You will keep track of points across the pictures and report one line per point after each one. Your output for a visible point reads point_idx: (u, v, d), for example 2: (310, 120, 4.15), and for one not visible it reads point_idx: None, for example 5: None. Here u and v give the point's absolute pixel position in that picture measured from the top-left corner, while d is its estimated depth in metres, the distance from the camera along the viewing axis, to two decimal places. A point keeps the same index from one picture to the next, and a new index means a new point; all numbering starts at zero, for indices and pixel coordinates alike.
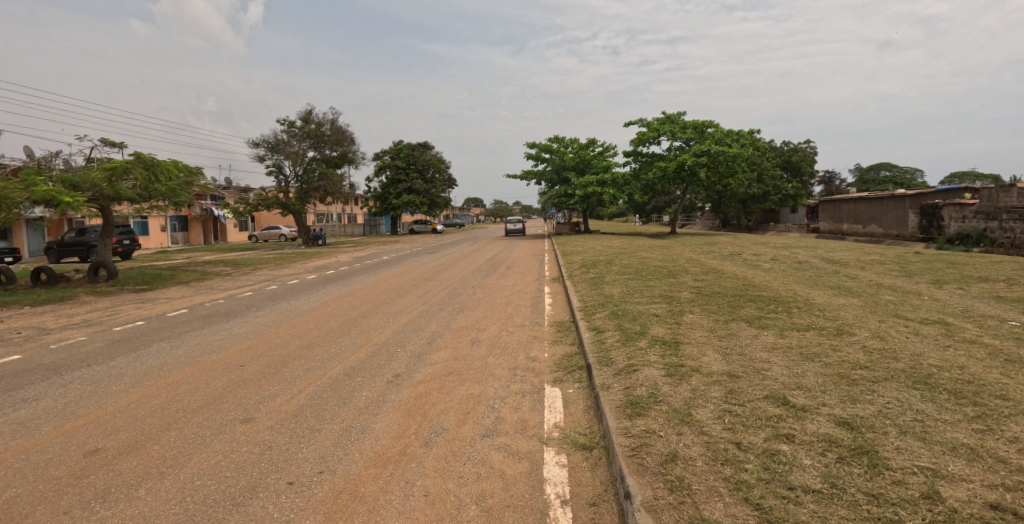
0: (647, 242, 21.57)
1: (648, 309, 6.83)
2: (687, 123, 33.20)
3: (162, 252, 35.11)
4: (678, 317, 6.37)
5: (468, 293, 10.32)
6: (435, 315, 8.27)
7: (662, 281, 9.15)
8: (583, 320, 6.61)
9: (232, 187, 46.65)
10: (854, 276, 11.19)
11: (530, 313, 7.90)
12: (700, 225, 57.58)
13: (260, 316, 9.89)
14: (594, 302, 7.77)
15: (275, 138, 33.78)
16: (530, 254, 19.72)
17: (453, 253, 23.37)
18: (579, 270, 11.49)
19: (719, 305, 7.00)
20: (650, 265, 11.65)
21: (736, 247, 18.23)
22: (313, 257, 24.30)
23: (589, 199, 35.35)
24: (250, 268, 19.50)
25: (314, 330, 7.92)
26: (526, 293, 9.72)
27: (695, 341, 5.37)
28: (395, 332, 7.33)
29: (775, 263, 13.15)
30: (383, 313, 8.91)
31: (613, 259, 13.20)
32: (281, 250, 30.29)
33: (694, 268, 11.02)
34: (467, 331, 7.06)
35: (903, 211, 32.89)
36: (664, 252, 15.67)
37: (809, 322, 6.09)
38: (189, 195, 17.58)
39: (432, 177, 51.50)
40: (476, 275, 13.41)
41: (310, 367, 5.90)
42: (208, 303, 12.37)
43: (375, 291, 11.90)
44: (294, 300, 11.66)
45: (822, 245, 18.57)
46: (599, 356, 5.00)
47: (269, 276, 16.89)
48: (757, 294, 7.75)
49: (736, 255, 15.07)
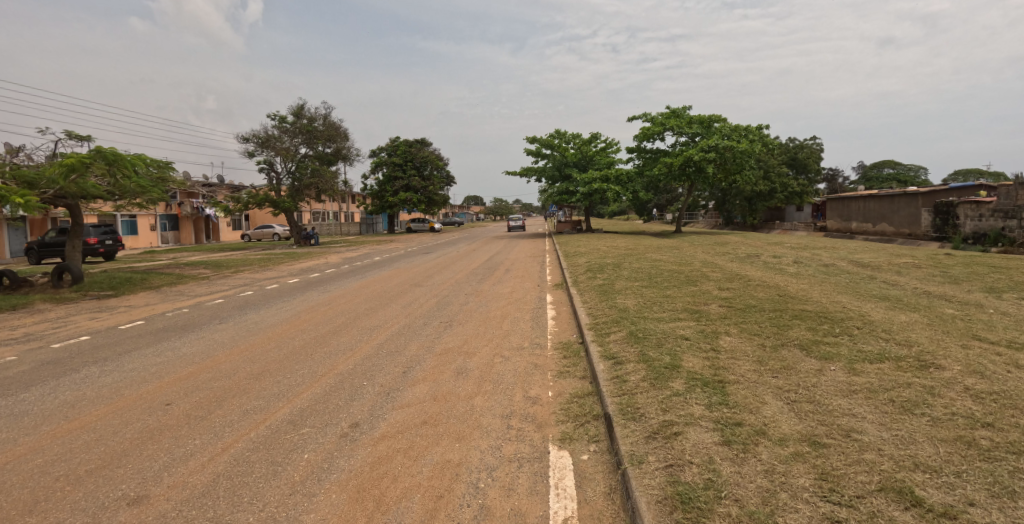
0: (655, 242, 20.16)
1: (675, 330, 5.57)
2: (693, 118, 31.79)
3: (150, 252, 33.79)
4: (714, 342, 5.12)
5: (460, 303, 9.00)
6: (419, 332, 6.99)
7: (683, 291, 7.86)
8: (595, 345, 5.32)
9: (224, 184, 45.29)
10: (894, 282, 9.86)
11: (529, 332, 6.58)
12: (704, 224, 56.15)
13: (222, 330, 8.63)
14: (606, 318, 6.46)
15: (265, 133, 32.37)
16: (530, 255, 18.41)
17: (449, 253, 22.09)
18: (584, 276, 10.18)
19: (758, 324, 5.75)
20: (665, 270, 10.34)
21: (751, 248, 16.94)
22: (301, 258, 22.98)
23: (591, 197, 34.00)
24: (231, 271, 18.14)
25: (272, 351, 6.66)
26: (525, 304, 8.41)
27: (745, 380, 4.11)
28: (366, 356, 6.07)
29: (801, 267, 11.80)
30: (359, 328, 7.64)
31: (622, 262, 11.91)
32: (271, 250, 28.93)
33: (716, 275, 9.70)
34: (453, 356, 5.77)
35: (915, 209, 31.61)
36: (675, 253, 14.39)
37: (881, 352, 4.82)
38: (162, 193, 16.24)
39: (429, 174, 50.09)
40: (470, 280, 12.05)
41: (248, 410, 4.71)
42: (171, 312, 11.09)
43: (356, 298, 10.61)
44: (265, 309, 10.40)
45: (843, 245, 17.28)
46: (622, 403, 3.73)
47: (247, 280, 15.56)
48: (800, 308, 6.46)
49: (755, 258, 13.70)
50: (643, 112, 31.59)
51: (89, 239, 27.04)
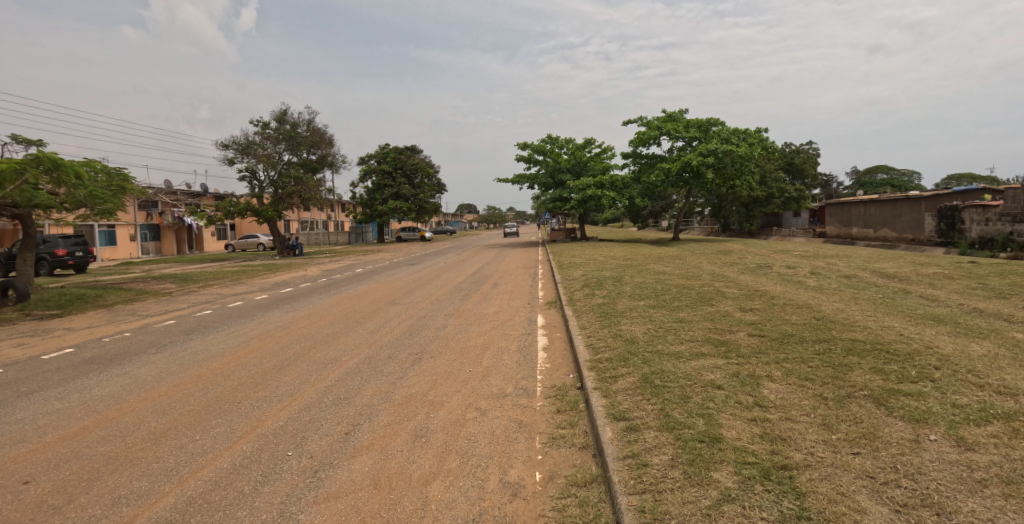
0: (655, 252, 18.90)
1: (703, 373, 4.30)
2: (690, 121, 30.79)
3: (126, 263, 32.27)
4: (757, 393, 3.86)
5: (437, 327, 7.68)
6: (380, 369, 5.71)
7: (700, 314, 6.59)
8: (599, 396, 4.03)
9: (207, 193, 43.82)
10: (934, 298, 8.64)
11: (514, 369, 5.30)
12: (700, 231, 55.07)
13: (157, 362, 7.29)
14: (610, 352, 5.16)
15: (245, 139, 31.01)
16: (522, 266, 17.20)
17: (436, 264, 20.83)
18: (581, 293, 8.90)
19: (807, 364, 4.52)
20: (673, 285, 9.07)
21: (758, 257, 15.77)
22: (279, 270, 21.61)
23: (586, 204, 32.80)
24: (198, 286, 16.70)
25: (193, 397, 5.35)
26: (512, 329, 7.13)
27: (818, 464, 2.86)
28: (306, 404, 4.78)
29: (821, 280, 10.54)
30: (311, 361, 6.35)
31: (623, 275, 10.66)
32: (251, 261, 27.58)
33: (733, 291, 8.43)
34: (413, 408, 4.45)
35: (918, 214, 30.61)
36: (680, 264, 13.14)
37: (985, 408, 3.60)
38: (119, 202, 14.85)
39: (419, 182, 48.88)
40: (453, 297, 10.74)
41: (119, 500, 3.40)
42: (110, 337, 9.68)
43: (322, 319, 9.27)
44: (215, 333, 9.03)
45: (856, 253, 16.13)
46: (646, 511, 2.46)
47: (211, 297, 14.17)
48: (851, 338, 5.21)
49: (766, 269, 12.46)
50: (638, 116, 30.51)
51: (57, 251, 25.50)
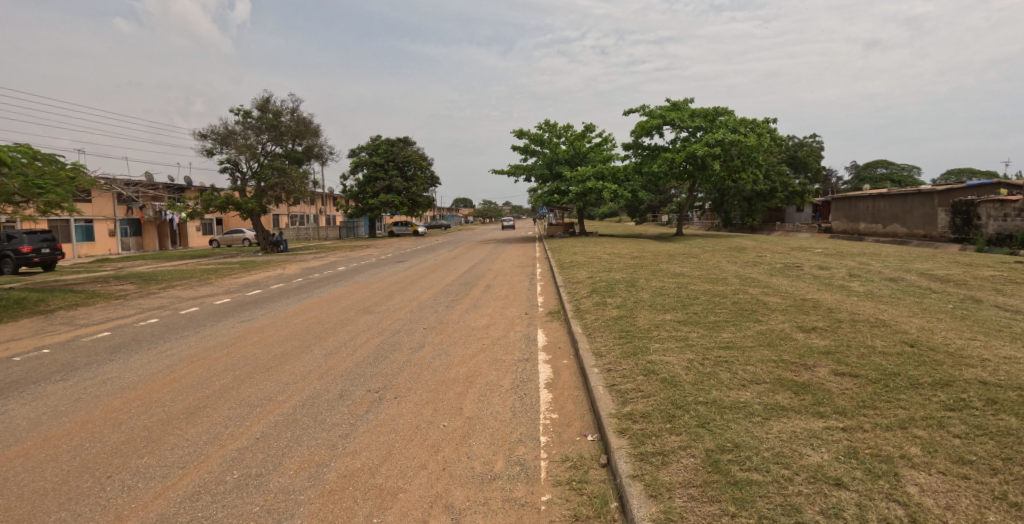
0: (663, 249, 17.37)
1: (804, 454, 2.77)
2: (696, 110, 29.18)
3: (100, 260, 30.50)
4: (907, 507, 2.34)
5: (411, 348, 6.09)
6: (322, 419, 4.17)
7: (753, 337, 5.03)
8: (644, 500, 2.50)
9: (190, 187, 41.89)
10: (1018, 309, 7.13)
11: (507, 424, 3.76)
12: (700, 226, 53.63)
13: (51, 396, 5.70)
14: (644, 400, 3.62)
15: (225, 129, 29.10)
16: (518, 265, 15.66)
17: (425, 262, 19.29)
18: (590, 302, 7.35)
19: (950, 436, 3.00)
20: (701, 292, 7.49)
21: (777, 256, 14.32)
22: (256, 268, 19.95)
23: (584, 197, 31.21)
24: (160, 287, 15.02)
25: (51, 468, 3.80)
26: (507, 352, 5.59)
27: None
28: (195, 490, 3.23)
29: (867, 285, 8.99)
30: (236, 404, 4.80)
31: (641, 278, 9.08)
32: (230, 258, 25.92)
33: (777, 301, 6.87)
34: (350, 502, 2.90)
35: (930, 209, 29.16)
36: (697, 264, 11.60)
37: None
38: (64, 194, 13.15)
39: (412, 175, 47.23)
40: (438, 303, 9.16)
41: None
42: (22, 355, 8.00)
43: (278, 333, 7.66)
44: (146, 352, 7.42)
45: (884, 252, 14.66)
46: None
47: (166, 301, 12.50)
48: (986, 387, 3.66)
49: (794, 269, 10.94)
50: (641, 105, 28.82)
51: (22, 248, 23.59)
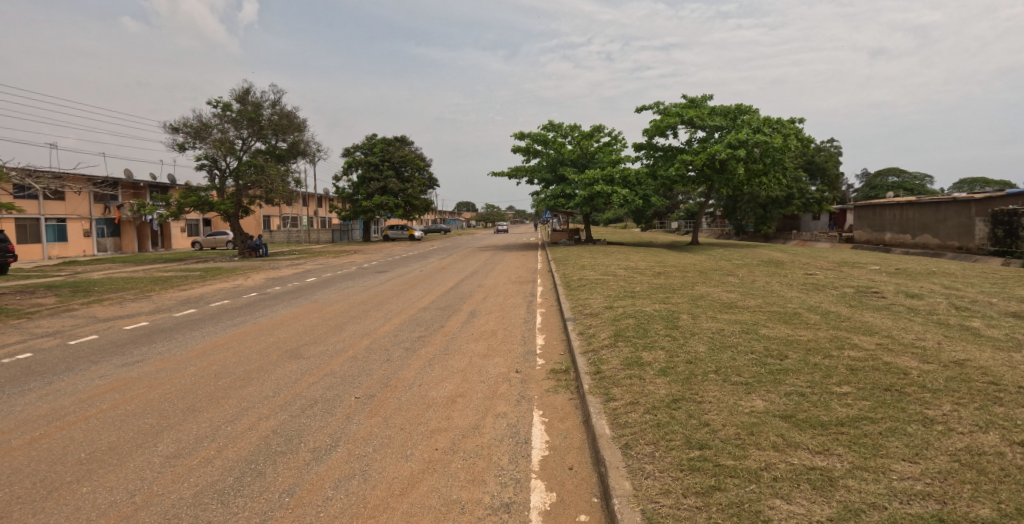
0: (686, 263, 14.75)
1: None
2: (715, 108, 26.63)
3: (66, 262, 28.11)
4: None
5: (313, 452, 3.51)
6: None
7: (991, 495, 2.39)
8: None
9: (173, 185, 39.41)
10: None
11: None
12: (710, 234, 51.05)
13: None
14: None
15: (199, 121, 26.61)
16: (516, 281, 13.03)
17: (411, 273, 16.71)
18: (620, 358, 4.73)
19: None
20: (786, 345, 4.85)
21: (829, 275, 11.72)
22: (218, 277, 17.35)
23: (591, 201, 28.66)
24: (85, 302, 12.41)
25: None
26: (472, 479, 3.00)
27: None
28: None
29: (1002, 328, 6.35)
30: None
31: (684, 312, 6.42)
32: (199, 263, 23.47)
33: (924, 369, 4.20)
34: None
35: (966, 219, 26.11)
36: (744, 287, 8.96)
37: None
38: None
39: (409, 175, 44.68)
40: (397, 344, 6.54)
41: None
42: None
43: (141, 397, 5.03)
44: None
45: (958, 273, 12.00)
46: None
47: (70, 323, 9.90)
48: None
49: (874, 298, 8.28)
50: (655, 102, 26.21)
51: None
